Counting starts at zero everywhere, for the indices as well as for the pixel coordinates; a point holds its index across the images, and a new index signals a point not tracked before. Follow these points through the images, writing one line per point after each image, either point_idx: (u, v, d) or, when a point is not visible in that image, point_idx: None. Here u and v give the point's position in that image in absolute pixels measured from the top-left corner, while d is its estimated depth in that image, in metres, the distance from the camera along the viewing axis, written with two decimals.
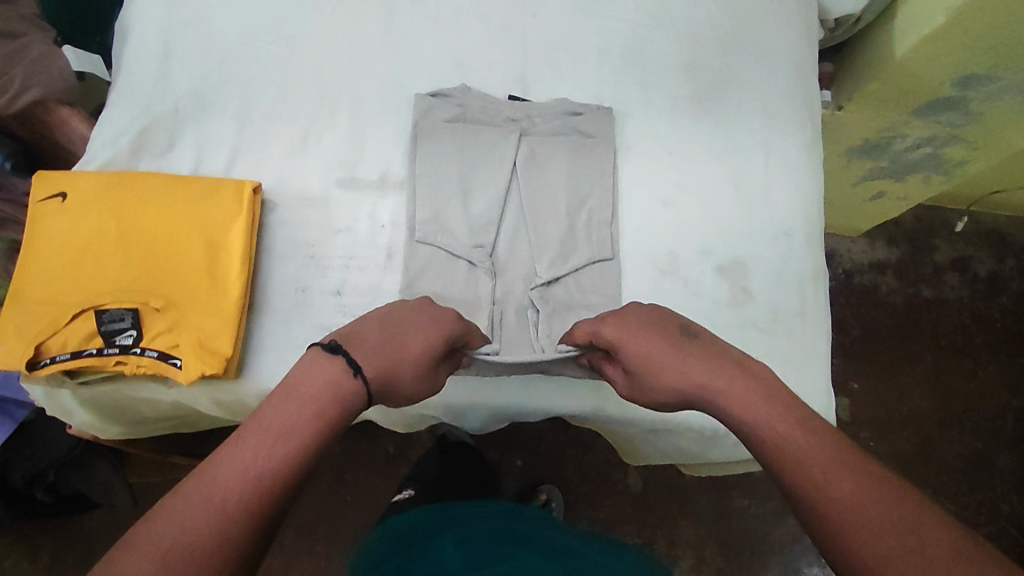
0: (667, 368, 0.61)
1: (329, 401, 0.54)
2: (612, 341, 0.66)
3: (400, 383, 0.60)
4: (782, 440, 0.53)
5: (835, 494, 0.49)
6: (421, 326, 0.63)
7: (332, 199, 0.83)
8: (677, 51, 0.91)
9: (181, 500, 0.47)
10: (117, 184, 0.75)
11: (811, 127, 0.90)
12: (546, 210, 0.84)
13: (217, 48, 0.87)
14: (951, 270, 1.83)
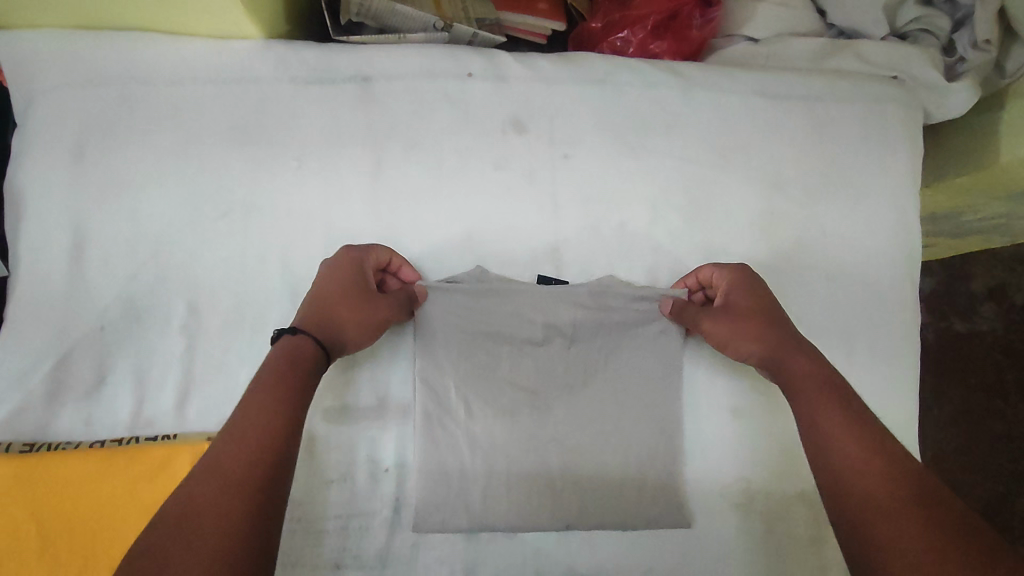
0: (755, 319, 0.62)
1: (303, 362, 0.52)
2: (730, 289, 0.65)
3: (352, 320, 0.58)
4: (797, 378, 0.56)
5: (837, 444, 0.49)
6: (347, 264, 0.61)
7: (319, 439, 0.65)
8: (749, 201, 0.72)
9: (195, 487, 0.41)
10: (36, 472, 0.57)
11: (910, 295, 0.73)
12: (572, 421, 0.67)
13: (150, 232, 0.65)
14: (991, 297, 1.23)
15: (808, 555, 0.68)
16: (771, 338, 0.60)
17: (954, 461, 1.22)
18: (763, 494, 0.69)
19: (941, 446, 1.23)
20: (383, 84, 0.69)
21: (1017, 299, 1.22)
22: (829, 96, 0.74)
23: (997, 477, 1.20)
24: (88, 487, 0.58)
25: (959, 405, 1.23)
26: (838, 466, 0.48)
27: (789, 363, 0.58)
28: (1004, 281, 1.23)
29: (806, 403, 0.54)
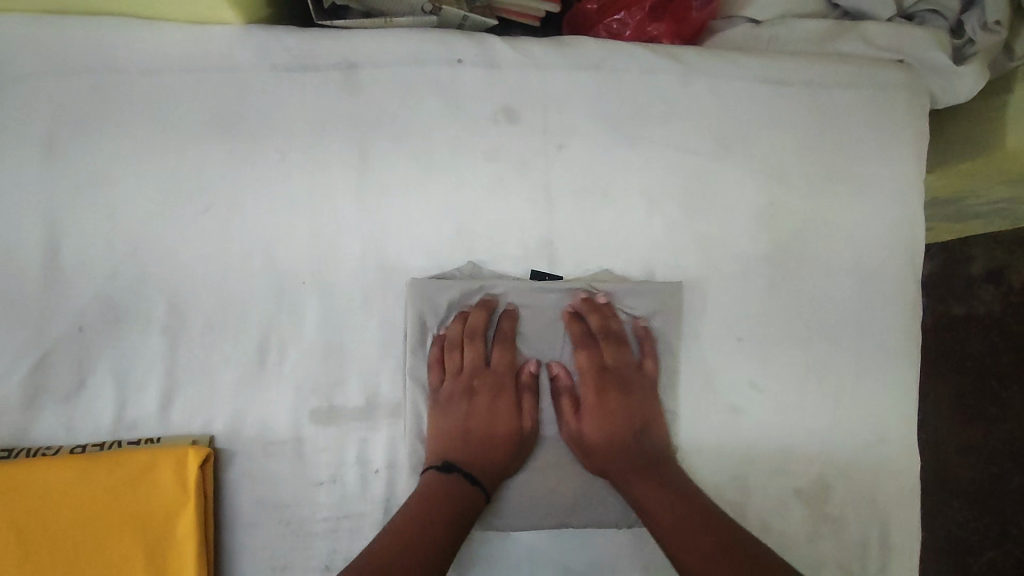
0: (612, 426, 0.64)
1: (459, 500, 0.58)
2: (593, 384, 0.66)
3: (497, 434, 0.64)
4: (652, 505, 0.60)
5: (652, 505, 0.60)
6: (477, 395, 0.65)
7: (307, 440, 0.63)
8: (749, 192, 0.69)
9: (390, 553, 0.52)
10: (7, 482, 0.55)
11: (912, 288, 0.71)
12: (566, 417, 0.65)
13: (128, 229, 0.63)
14: (989, 279, 1.20)
15: (803, 549, 0.68)
16: (614, 435, 0.64)
17: (945, 442, 1.23)
18: (761, 490, 0.68)
19: (934, 427, 1.24)
20: (368, 71, 0.66)
21: (1017, 280, 1.18)
22: (834, 82, 0.71)
23: (990, 459, 1.20)
24: (65, 497, 0.56)
25: (953, 387, 1.23)
26: (668, 545, 0.57)
27: (637, 479, 0.62)
28: (1004, 262, 1.19)
29: (659, 517, 0.58)
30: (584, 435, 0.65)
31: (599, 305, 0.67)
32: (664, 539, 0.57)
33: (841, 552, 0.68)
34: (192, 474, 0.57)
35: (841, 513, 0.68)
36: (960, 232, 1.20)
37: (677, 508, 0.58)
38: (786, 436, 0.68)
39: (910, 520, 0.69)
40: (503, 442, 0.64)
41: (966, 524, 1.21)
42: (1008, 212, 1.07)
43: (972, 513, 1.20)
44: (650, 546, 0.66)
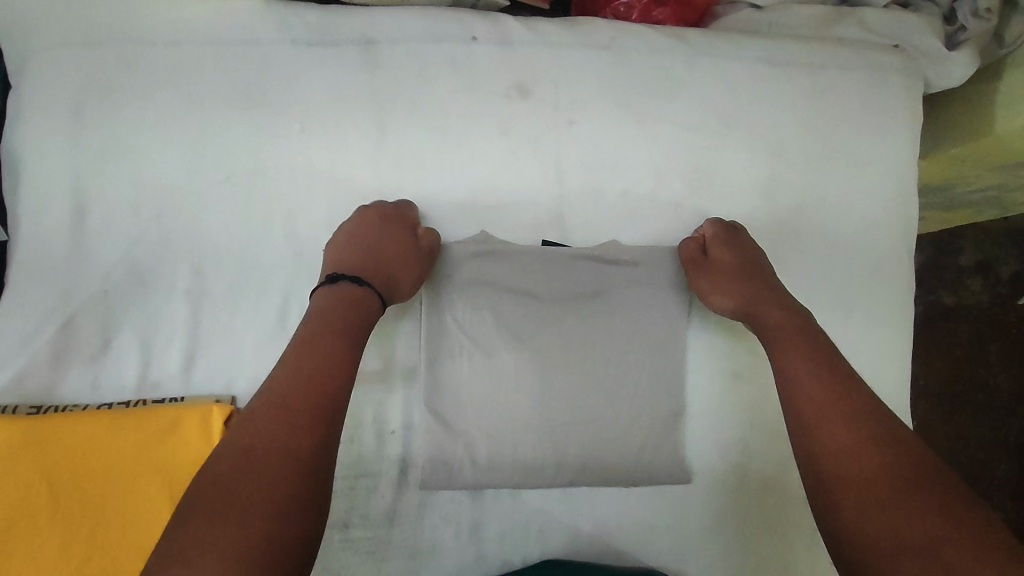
0: (739, 265, 0.67)
1: (343, 309, 0.58)
2: (723, 232, 0.69)
3: (387, 248, 0.63)
4: (789, 337, 0.61)
5: (796, 385, 0.57)
6: (372, 219, 0.65)
7: None
8: (751, 168, 0.72)
9: (256, 428, 0.48)
10: (37, 435, 0.57)
11: (904, 263, 0.75)
12: (581, 375, 0.67)
13: (152, 195, 0.65)
14: (979, 270, 1.26)
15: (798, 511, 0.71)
16: (738, 295, 0.66)
17: (938, 431, 1.25)
18: (759, 454, 0.71)
19: (927, 417, 1.25)
20: (386, 47, 0.68)
21: (1003, 272, 1.25)
22: (833, 65, 0.74)
23: (977, 445, 1.24)
24: (97, 449, 0.58)
25: (946, 376, 1.26)
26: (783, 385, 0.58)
27: (769, 313, 0.63)
28: (992, 255, 1.26)
29: (785, 343, 0.60)
30: (712, 265, 0.68)
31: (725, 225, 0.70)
32: (784, 379, 0.58)
33: None
34: (217, 430, 0.60)
35: None
36: (949, 223, 1.24)
37: (820, 365, 0.57)
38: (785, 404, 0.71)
39: None
40: (390, 257, 0.63)
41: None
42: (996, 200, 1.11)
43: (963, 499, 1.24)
44: (655, 504, 0.69)
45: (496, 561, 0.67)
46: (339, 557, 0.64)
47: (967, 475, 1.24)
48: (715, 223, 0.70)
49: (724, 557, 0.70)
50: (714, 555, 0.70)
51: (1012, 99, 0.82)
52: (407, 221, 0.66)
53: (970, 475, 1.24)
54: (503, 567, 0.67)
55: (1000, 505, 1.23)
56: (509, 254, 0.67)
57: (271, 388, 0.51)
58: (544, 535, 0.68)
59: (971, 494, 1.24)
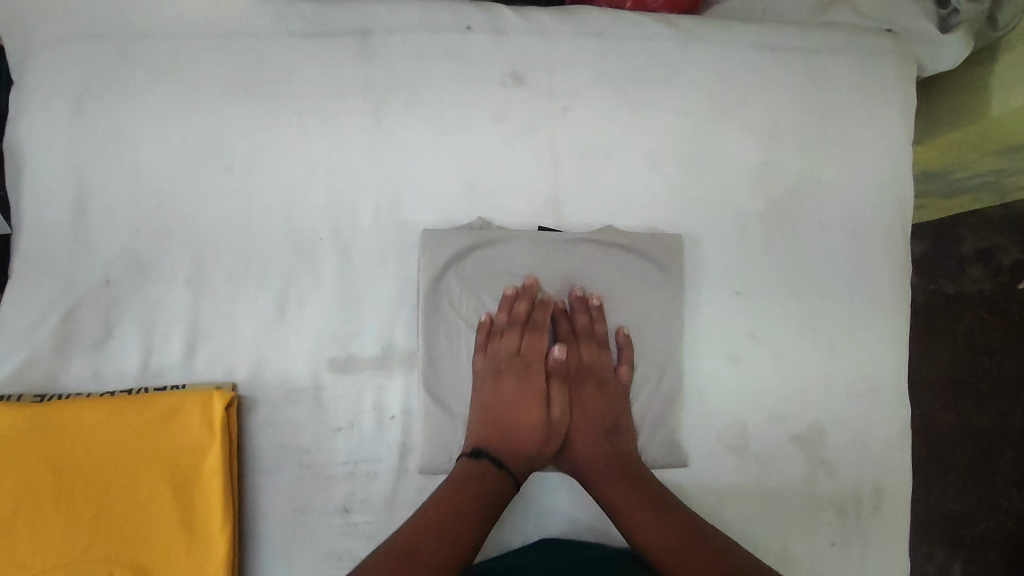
0: (591, 419, 0.68)
1: (481, 497, 0.60)
2: (569, 385, 0.70)
3: (521, 425, 0.66)
4: (620, 500, 0.63)
5: (636, 506, 0.62)
6: (505, 381, 0.67)
7: (325, 388, 0.66)
8: (746, 152, 0.72)
9: (418, 538, 0.55)
10: (40, 422, 0.58)
11: (902, 243, 0.74)
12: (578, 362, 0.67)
13: (153, 187, 0.66)
14: (979, 259, 1.26)
15: (800, 494, 0.70)
16: (593, 414, 0.68)
17: (939, 420, 1.25)
18: (760, 435, 0.70)
19: (931, 406, 1.25)
20: (382, 37, 0.69)
21: (1002, 260, 1.25)
22: (826, 49, 0.74)
23: (982, 433, 1.24)
24: (100, 436, 0.59)
25: (947, 364, 1.25)
26: (618, 510, 0.62)
27: (601, 480, 0.64)
28: (992, 243, 1.26)
29: (610, 485, 0.64)
30: (554, 422, 0.68)
31: (592, 308, 0.69)
32: (600, 492, 0.64)
33: (840, 496, 0.70)
34: (218, 415, 0.60)
35: (839, 458, 0.71)
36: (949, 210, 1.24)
37: (626, 495, 0.63)
38: (783, 386, 0.71)
39: (902, 465, 0.71)
40: (529, 435, 0.66)
41: (959, 498, 1.24)
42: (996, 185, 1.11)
43: (965, 487, 1.24)
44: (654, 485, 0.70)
45: (497, 545, 0.68)
46: (340, 542, 0.65)
47: (973, 464, 1.24)
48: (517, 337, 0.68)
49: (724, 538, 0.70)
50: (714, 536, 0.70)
51: (1009, 80, 0.82)
52: (528, 297, 0.68)
53: (976, 465, 1.24)
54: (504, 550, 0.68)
55: (1004, 493, 1.23)
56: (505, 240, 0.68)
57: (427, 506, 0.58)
58: (545, 518, 0.68)
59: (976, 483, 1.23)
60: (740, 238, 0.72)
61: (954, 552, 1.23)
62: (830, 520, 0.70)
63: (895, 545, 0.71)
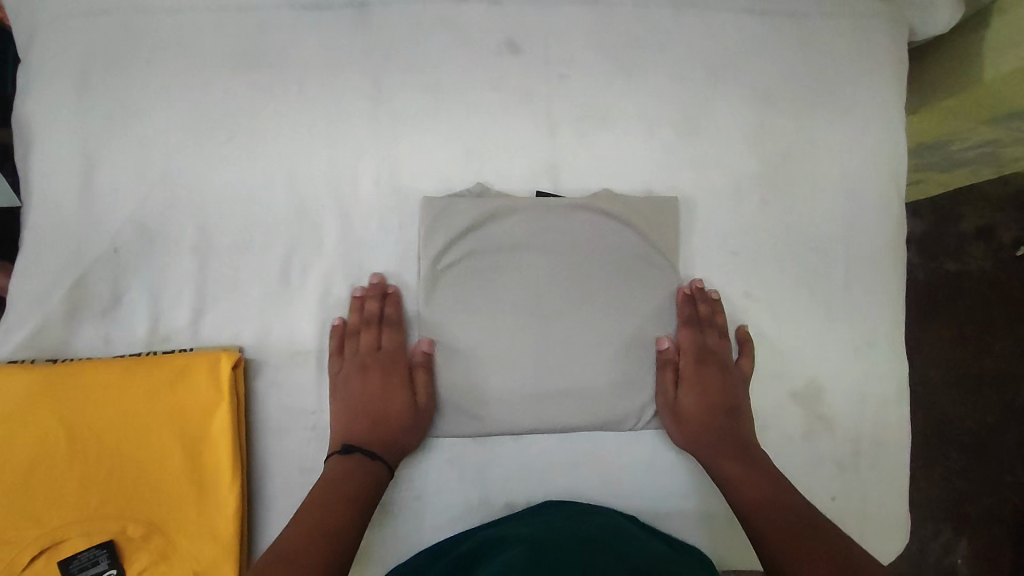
0: (706, 399, 0.69)
1: (350, 485, 0.61)
2: (693, 361, 0.70)
3: (394, 412, 0.65)
4: (740, 477, 0.64)
5: (735, 475, 0.64)
6: (369, 375, 0.67)
7: (330, 351, 0.67)
8: (739, 115, 0.73)
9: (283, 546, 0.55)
10: (52, 384, 0.59)
11: (897, 203, 0.75)
12: (573, 328, 0.69)
13: (157, 157, 0.67)
14: (979, 235, 1.25)
15: (799, 451, 0.71)
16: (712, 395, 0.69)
17: (944, 399, 1.25)
18: (758, 393, 0.72)
19: (935, 388, 1.25)
20: (379, 9, 0.70)
21: (1003, 237, 1.25)
22: (818, 13, 0.75)
23: (986, 410, 1.24)
24: (110, 397, 0.60)
25: (949, 342, 1.25)
26: (727, 482, 0.65)
27: (722, 454, 0.66)
28: (993, 221, 1.25)
29: (721, 458, 0.66)
30: (681, 407, 0.69)
31: (711, 301, 0.70)
32: (719, 468, 0.66)
33: (838, 451, 0.72)
34: (225, 376, 0.61)
35: (838, 414, 0.72)
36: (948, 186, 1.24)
37: (753, 482, 0.63)
38: (780, 344, 0.72)
39: (899, 421, 0.73)
40: (397, 419, 0.65)
41: (964, 476, 1.24)
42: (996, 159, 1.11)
43: (971, 464, 1.24)
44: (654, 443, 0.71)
45: (500, 503, 0.68)
46: None
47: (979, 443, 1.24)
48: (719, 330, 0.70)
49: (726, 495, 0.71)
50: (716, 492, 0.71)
51: (1000, 44, 0.83)
52: (377, 304, 0.67)
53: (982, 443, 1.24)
54: (507, 509, 0.69)
55: (1010, 469, 1.24)
56: (504, 208, 0.68)
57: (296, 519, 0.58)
58: (547, 476, 0.70)
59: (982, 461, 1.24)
60: (736, 198, 0.73)
61: (960, 529, 1.23)
62: (830, 475, 0.71)
63: (894, 498, 0.72)
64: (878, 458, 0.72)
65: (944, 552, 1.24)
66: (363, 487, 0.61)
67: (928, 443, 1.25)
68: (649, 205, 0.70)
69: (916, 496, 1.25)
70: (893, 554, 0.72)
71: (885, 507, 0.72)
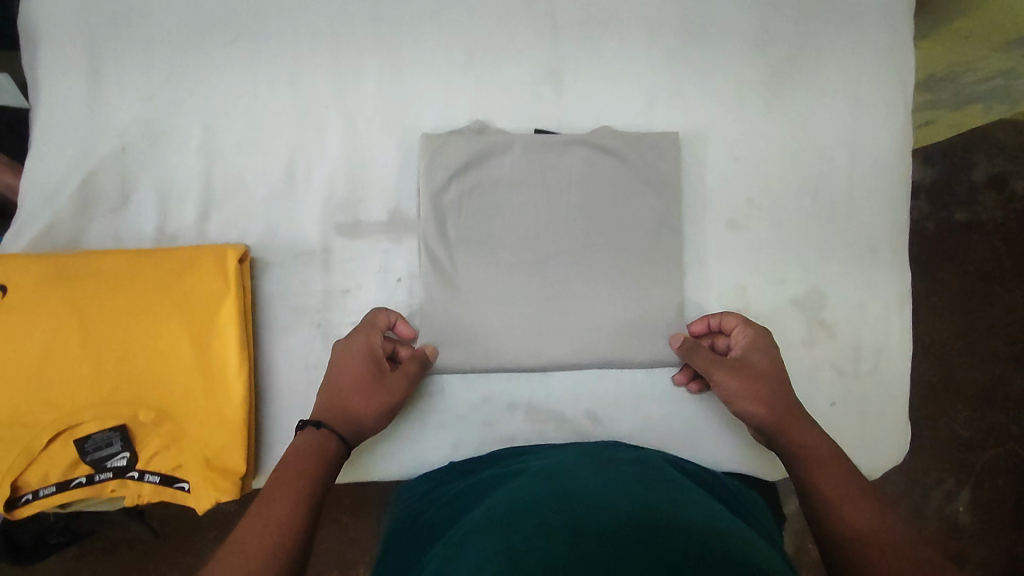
0: (767, 370, 0.63)
1: (315, 468, 0.54)
2: (750, 339, 0.65)
3: (362, 401, 0.60)
4: (806, 441, 0.58)
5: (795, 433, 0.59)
6: (347, 349, 0.63)
7: (334, 251, 0.68)
8: (743, 20, 0.73)
9: (246, 528, 0.47)
10: (66, 271, 0.61)
11: (902, 110, 0.74)
12: (575, 252, 0.69)
13: (163, 58, 0.68)
14: (993, 185, 1.11)
15: (799, 355, 0.72)
16: (774, 369, 0.64)
17: (946, 340, 1.11)
18: (760, 299, 0.72)
19: (937, 327, 1.11)
20: None
21: (1019, 186, 1.10)
22: None
23: (993, 360, 1.10)
24: (121, 286, 0.61)
25: (956, 290, 1.11)
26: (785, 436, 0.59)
27: (786, 417, 0.60)
28: (1007, 168, 1.11)
29: (783, 420, 0.60)
30: (744, 363, 0.64)
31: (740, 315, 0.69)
32: (784, 431, 0.59)
33: (837, 357, 0.72)
34: (232, 267, 0.62)
35: (838, 320, 0.72)
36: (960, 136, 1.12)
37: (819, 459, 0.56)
38: (782, 252, 0.72)
39: (900, 328, 0.73)
40: (367, 399, 0.60)
41: (969, 425, 1.10)
42: (1010, 113, 0.98)
43: (975, 413, 1.10)
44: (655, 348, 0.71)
45: (503, 402, 0.69)
46: None
47: (990, 394, 1.10)
48: (763, 330, 0.66)
49: (727, 401, 0.71)
50: (718, 399, 0.71)
51: None
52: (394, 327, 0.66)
53: (996, 393, 1.10)
54: (510, 407, 0.69)
55: (1017, 421, 1.09)
56: (502, 145, 0.68)
57: (268, 488, 0.51)
58: (550, 377, 0.70)
59: (990, 412, 1.10)
60: (739, 106, 0.73)
61: (963, 478, 1.09)
62: (830, 381, 0.72)
63: (894, 405, 0.72)
64: (877, 363, 0.72)
65: (944, 502, 1.10)
66: (329, 469, 0.55)
67: (935, 392, 1.11)
68: (651, 136, 0.70)
69: (918, 441, 1.11)
70: (893, 461, 0.72)
71: (884, 412, 0.72)
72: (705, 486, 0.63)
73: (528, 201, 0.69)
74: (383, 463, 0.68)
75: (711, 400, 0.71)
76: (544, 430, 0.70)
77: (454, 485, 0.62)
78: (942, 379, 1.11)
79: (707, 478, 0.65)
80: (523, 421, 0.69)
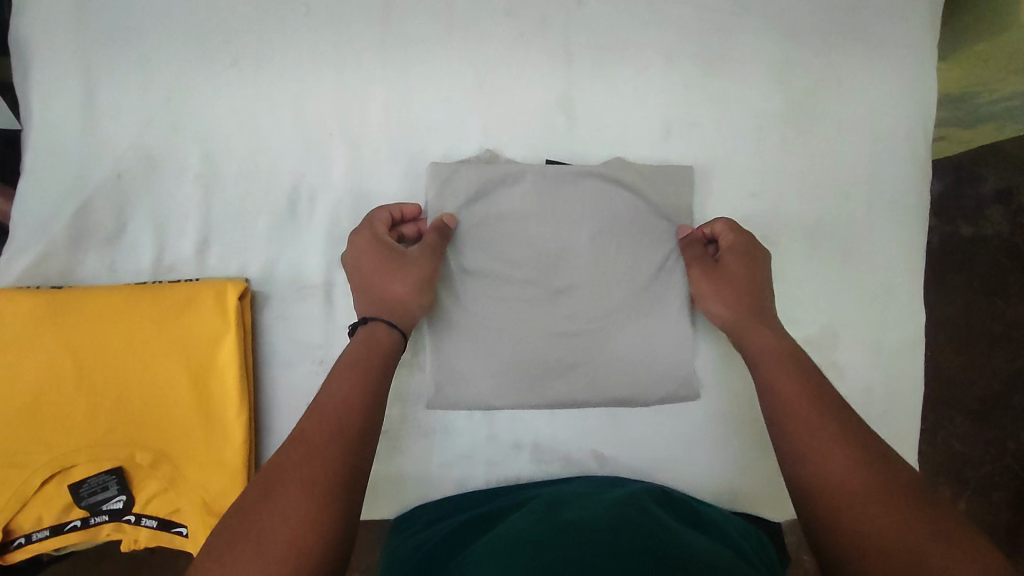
0: (739, 282, 0.63)
1: (381, 352, 0.55)
2: (730, 251, 0.65)
3: (397, 282, 0.59)
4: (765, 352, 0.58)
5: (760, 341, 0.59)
6: (360, 248, 0.61)
7: (338, 285, 0.66)
8: (762, 50, 0.70)
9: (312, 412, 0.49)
10: (59, 307, 0.59)
11: (922, 147, 0.72)
12: (584, 291, 0.67)
13: (160, 80, 0.65)
14: (1000, 199, 1.04)
15: None
16: (748, 281, 0.63)
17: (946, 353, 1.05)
18: None
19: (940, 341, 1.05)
20: None
21: None
22: None
23: (993, 374, 1.04)
24: (116, 324, 0.59)
25: (959, 305, 1.05)
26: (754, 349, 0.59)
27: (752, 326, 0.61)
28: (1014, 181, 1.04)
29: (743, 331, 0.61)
30: (717, 273, 0.64)
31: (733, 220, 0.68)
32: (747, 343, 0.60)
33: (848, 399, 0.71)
34: (232, 305, 0.60)
35: (850, 362, 0.71)
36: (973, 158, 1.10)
37: (776, 358, 0.57)
38: (796, 290, 0.71)
39: (912, 371, 0.71)
40: (399, 278, 0.59)
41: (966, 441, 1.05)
42: None
43: (973, 428, 1.04)
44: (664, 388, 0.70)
45: (508, 442, 0.68)
46: None
47: (990, 411, 1.04)
48: (752, 237, 0.65)
49: (735, 442, 0.70)
50: (727, 441, 0.70)
51: None
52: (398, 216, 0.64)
53: (995, 408, 1.04)
54: (516, 447, 0.68)
55: (1015, 438, 1.04)
56: (512, 175, 0.66)
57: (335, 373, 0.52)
58: (557, 417, 0.69)
59: (989, 428, 1.04)
60: (757, 140, 0.71)
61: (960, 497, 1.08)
62: None
63: (903, 449, 0.71)
64: (888, 407, 0.71)
65: None
66: (389, 356, 0.55)
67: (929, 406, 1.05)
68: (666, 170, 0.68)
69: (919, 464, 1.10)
70: None
71: None
72: (711, 524, 0.61)
73: (538, 233, 0.67)
74: (385, 502, 0.67)
75: (721, 441, 0.70)
76: (550, 471, 0.68)
77: (452, 519, 0.61)
78: (938, 392, 1.05)
79: (712, 515, 0.64)
80: (528, 462, 0.68)
